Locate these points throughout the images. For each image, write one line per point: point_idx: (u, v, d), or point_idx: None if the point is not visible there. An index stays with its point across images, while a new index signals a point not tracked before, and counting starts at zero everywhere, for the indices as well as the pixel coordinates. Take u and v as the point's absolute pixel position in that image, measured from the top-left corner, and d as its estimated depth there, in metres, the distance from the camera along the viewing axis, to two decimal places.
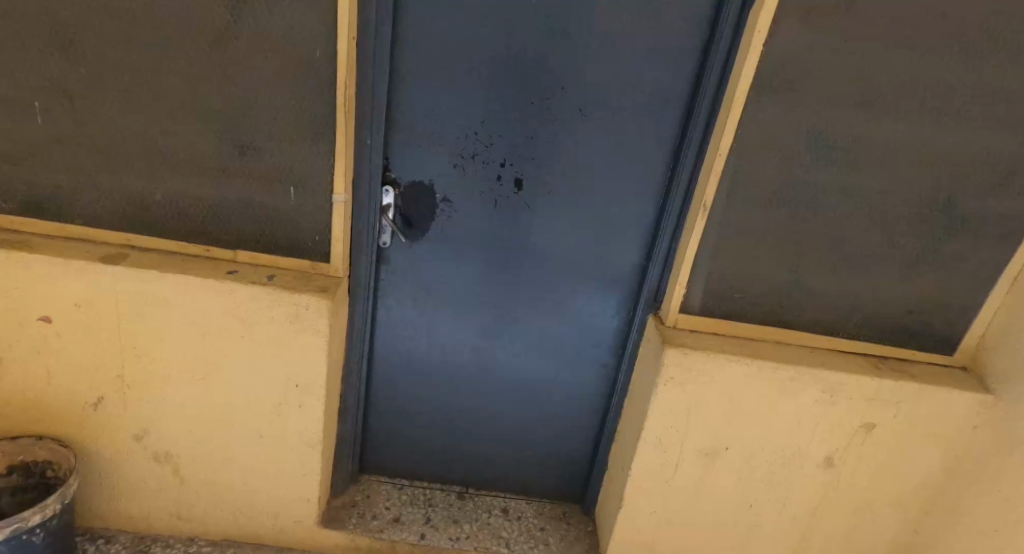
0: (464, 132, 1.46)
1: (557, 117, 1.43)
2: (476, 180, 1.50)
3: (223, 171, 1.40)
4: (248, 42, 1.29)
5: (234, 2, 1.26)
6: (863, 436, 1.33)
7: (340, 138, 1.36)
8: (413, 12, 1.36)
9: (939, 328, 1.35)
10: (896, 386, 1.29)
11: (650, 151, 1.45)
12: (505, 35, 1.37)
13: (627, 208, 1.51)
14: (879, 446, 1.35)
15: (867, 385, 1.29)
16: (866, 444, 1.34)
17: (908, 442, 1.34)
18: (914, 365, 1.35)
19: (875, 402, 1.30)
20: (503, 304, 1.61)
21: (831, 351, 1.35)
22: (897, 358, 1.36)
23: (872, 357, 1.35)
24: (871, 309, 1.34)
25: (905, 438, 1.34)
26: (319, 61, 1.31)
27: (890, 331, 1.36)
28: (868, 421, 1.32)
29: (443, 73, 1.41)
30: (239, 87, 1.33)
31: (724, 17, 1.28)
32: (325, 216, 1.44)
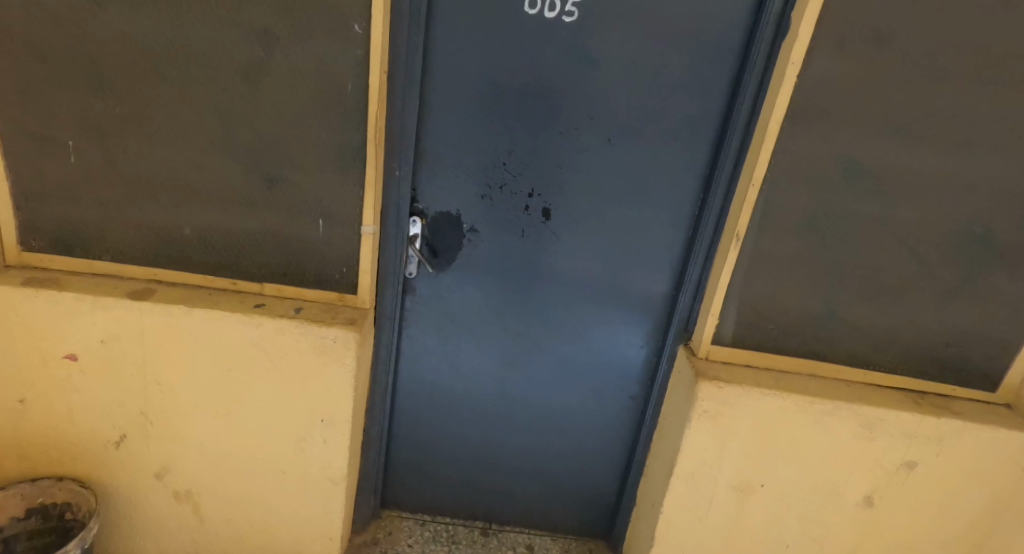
0: (492, 163, 1.47)
1: (585, 147, 1.44)
2: (503, 210, 1.50)
3: (251, 205, 1.41)
4: (282, 77, 1.31)
5: (268, 39, 1.28)
6: (903, 475, 1.31)
7: (370, 169, 1.37)
8: (443, 47, 1.38)
9: (979, 363, 1.33)
10: (937, 423, 1.26)
11: (679, 181, 1.45)
12: (534, 67, 1.38)
13: (655, 239, 1.50)
14: (920, 485, 1.32)
15: (907, 422, 1.26)
16: (906, 483, 1.31)
17: (951, 481, 1.30)
18: (956, 402, 1.32)
19: (916, 439, 1.27)
20: (529, 334, 1.60)
21: (868, 386, 1.33)
22: (937, 394, 1.33)
23: (911, 393, 1.33)
24: (908, 342, 1.32)
25: (949, 477, 1.30)
26: (350, 95, 1.33)
27: (929, 366, 1.33)
28: (909, 459, 1.29)
29: (472, 105, 1.42)
30: (270, 122, 1.35)
31: (755, 49, 1.28)
32: (352, 248, 1.44)
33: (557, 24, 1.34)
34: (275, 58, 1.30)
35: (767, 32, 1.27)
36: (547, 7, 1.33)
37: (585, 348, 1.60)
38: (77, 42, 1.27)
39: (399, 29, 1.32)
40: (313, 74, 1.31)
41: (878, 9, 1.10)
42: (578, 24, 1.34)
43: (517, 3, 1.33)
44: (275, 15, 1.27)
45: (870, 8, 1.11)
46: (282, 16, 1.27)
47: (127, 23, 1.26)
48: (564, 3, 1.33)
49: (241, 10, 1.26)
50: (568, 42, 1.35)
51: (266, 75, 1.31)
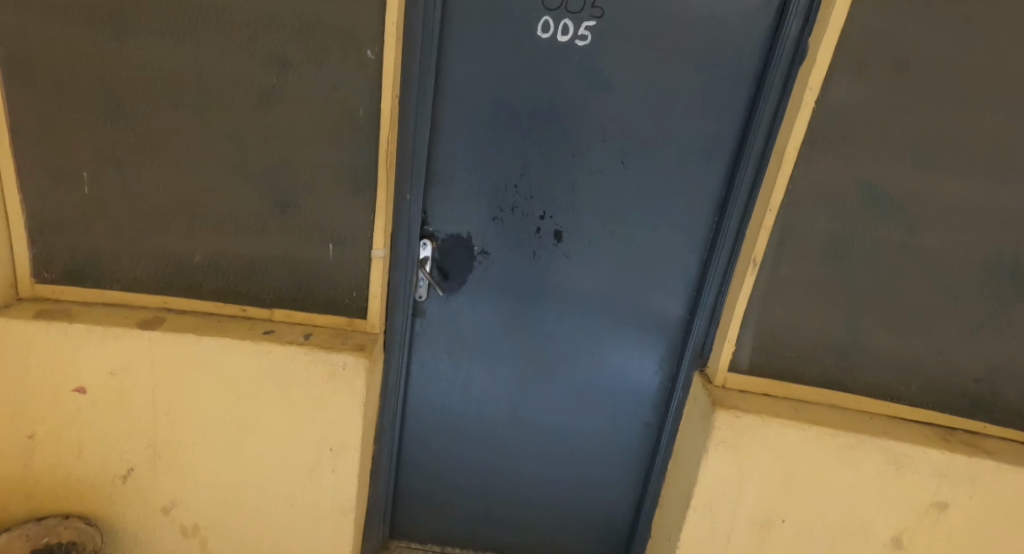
0: (503, 185, 1.45)
1: (598, 169, 1.41)
2: (514, 232, 1.48)
3: (261, 231, 1.39)
4: (295, 104, 1.31)
5: (283, 66, 1.29)
6: (935, 517, 1.25)
7: (380, 193, 1.35)
8: (455, 71, 1.37)
9: (1012, 400, 1.28)
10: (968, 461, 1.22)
11: (694, 204, 1.42)
12: (547, 89, 1.37)
13: (670, 262, 1.47)
14: (953, 529, 1.26)
15: (936, 459, 1.22)
16: (938, 525, 1.26)
17: (985, 522, 1.25)
18: (990, 440, 1.26)
19: (947, 478, 1.23)
20: (541, 357, 1.57)
21: (894, 419, 1.28)
22: (969, 432, 1.28)
23: (939, 428, 1.27)
24: (935, 373, 1.28)
25: (983, 521, 1.24)
26: (362, 119, 1.32)
27: (958, 401, 1.29)
28: (939, 500, 1.24)
29: (484, 127, 1.41)
30: (283, 148, 1.34)
31: (773, 69, 1.25)
32: (362, 272, 1.42)
33: (570, 48, 1.33)
34: (289, 86, 1.30)
35: (784, 55, 1.25)
36: (560, 31, 1.32)
37: (598, 372, 1.57)
38: (97, 74, 1.29)
39: (412, 54, 1.32)
40: (325, 100, 1.31)
41: (896, 36, 1.13)
42: (592, 48, 1.33)
43: (530, 28, 1.32)
44: (291, 43, 1.28)
45: (888, 35, 1.13)
46: (298, 44, 1.28)
47: (148, 55, 1.29)
48: (578, 27, 1.32)
49: (258, 39, 1.28)
50: (582, 65, 1.34)
51: (279, 102, 1.31)
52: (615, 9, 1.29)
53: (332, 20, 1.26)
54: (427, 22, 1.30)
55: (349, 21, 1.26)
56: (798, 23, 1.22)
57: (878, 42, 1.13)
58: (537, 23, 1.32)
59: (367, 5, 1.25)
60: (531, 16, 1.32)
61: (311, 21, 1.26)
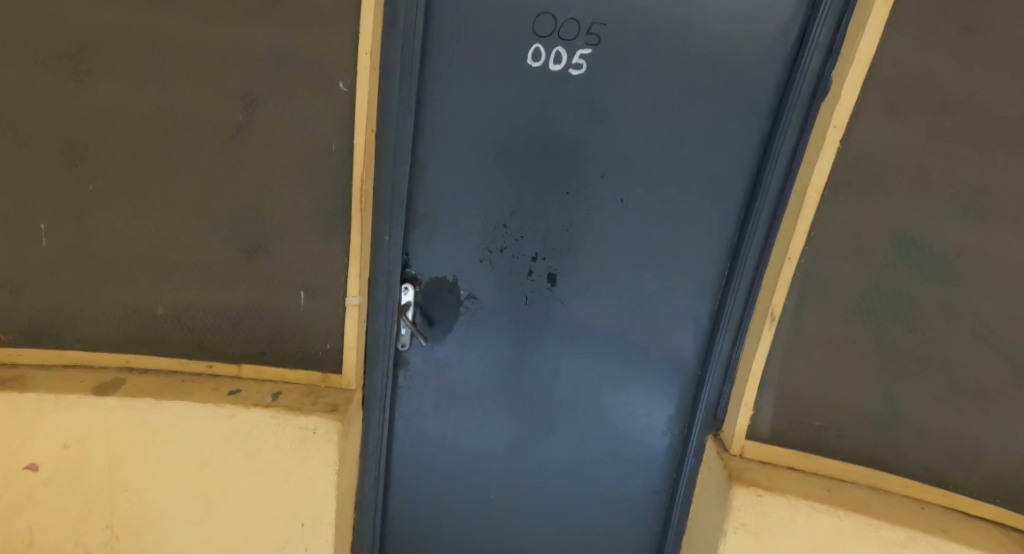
0: (492, 225, 1.31)
1: (595, 209, 1.28)
2: (504, 276, 1.34)
3: (228, 281, 1.27)
4: (262, 144, 1.20)
5: (247, 102, 1.18)
6: None
7: (353, 235, 1.23)
8: (438, 105, 1.24)
9: None
10: None
11: (704, 246, 1.27)
12: (539, 124, 1.24)
13: (678, 309, 1.31)
14: None
15: None
16: None
17: None
18: None
19: None
20: (537, 413, 1.41)
21: (950, 512, 1.10)
22: None
23: (1005, 527, 1.09)
24: (999, 457, 1.11)
25: None
26: (334, 156, 1.20)
27: None
28: None
29: (470, 164, 1.28)
30: (250, 192, 1.23)
31: (793, 97, 1.10)
32: (337, 322, 1.30)
33: (564, 78, 1.21)
34: (256, 125, 1.19)
35: (803, 89, 1.09)
36: (552, 59, 1.20)
37: (600, 431, 1.41)
38: (52, 118, 1.19)
39: (389, 88, 1.20)
40: (295, 138, 1.19)
41: (930, 72, 1.02)
42: (588, 78, 1.20)
43: (520, 57, 1.20)
44: (258, 78, 1.17)
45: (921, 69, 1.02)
46: (263, 78, 1.17)
47: (106, 95, 1.18)
48: (571, 55, 1.19)
49: (221, 76, 1.17)
50: (576, 97, 1.22)
51: (246, 143, 1.20)
52: (612, 36, 1.17)
53: (300, 53, 1.16)
54: (405, 50, 1.18)
55: (321, 55, 1.16)
56: (818, 53, 1.08)
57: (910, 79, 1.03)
58: (527, 51, 1.20)
59: (339, 37, 1.15)
60: (521, 45, 1.19)
61: (279, 55, 1.16)
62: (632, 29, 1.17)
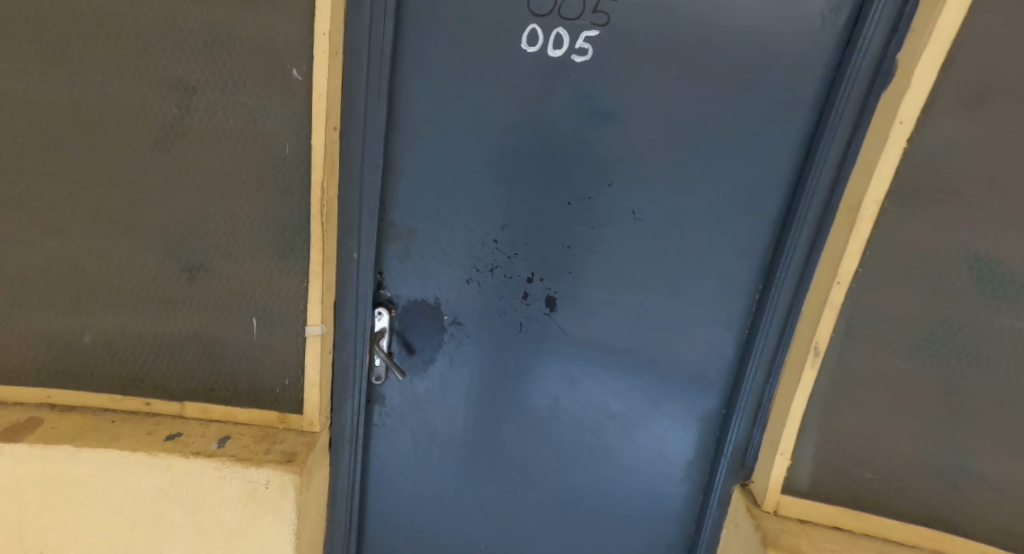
0: (481, 240, 1.12)
1: (602, 221, 1.09)
2: (494, 299, 1.16)
3: (166, 304, 1.07)
4: (204, 141, 1.00)
5: (183, 92, 0.98)
6: None
7: (316, 254, 1.04)
8: (416, 98, 1.05)
9: None
10: None
11: (729, 265, 1.08)
12: (536, 121, 1.05)
13: (698, 339, 1.12)
14: None
15: None
16: None
17: None
18: None
19: None
20: (533, 456, 1.22)
21: None
22: None
23: None
24: None
25: None
26: (289, 158, 1.01)
27: None
28: None
29: (455, 169, 1.09)
30: (192, 200, 1.02)
31: (849, 89, 0.92)
32: (296, 353, 1.10)
33: (565, 66, 1.02)
34: (196, 118, 0.99)
35: (859, 80, 0.92)
36: (552, 43, 1.01)
37: (606, 476, 1.21)
38: None
39: (357, 76, 1.01)
40: (242, 136, 1.00)
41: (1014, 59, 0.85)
42: (593, 65, 1.02)
43: (513, 40, 1.01)
44: (198, 63, 0.97)
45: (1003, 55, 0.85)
46: (203, 63, 0.97)
47: (9, 83, 0.97)
48: (573, 38, 1.01)
49: (153, 60, 0.97)
50: (579, 88, 1.03)
51: (184, 140, 1.00)
52: (622, 16, 0.99)
53: (247, 32, 0.96)
54: (374, 34, 0.99)
55: (273, 34, 0.96)
56: (879, 39, 0.90)
57: (991, 67, 0.86)
58: (522, 34, 1.01)
59: (293, 14, 0.95)
60: (516, 27, 1.01)
61: (222, 35, 0.96)
62: (646, 8, 0.99)
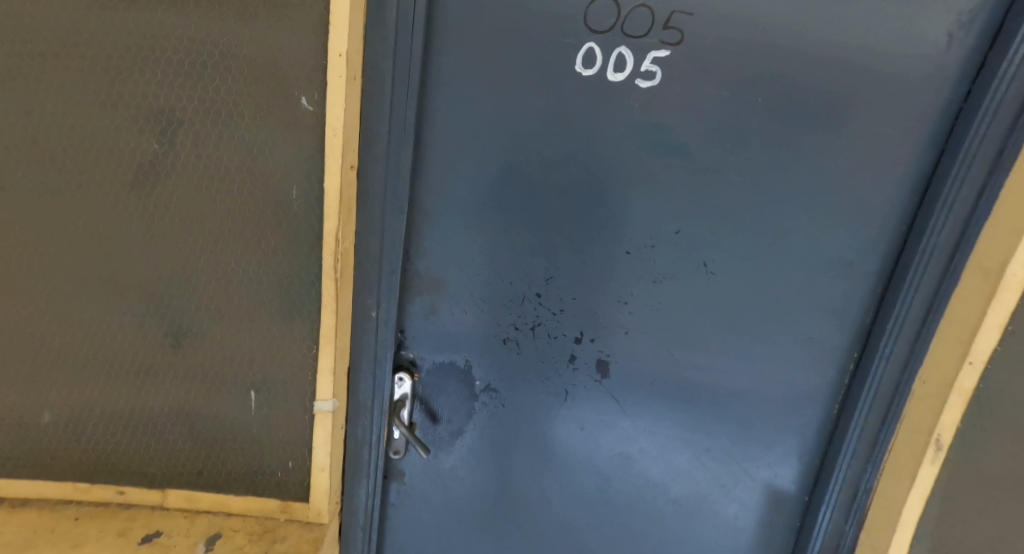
0: (521, 294, 0.95)
1: (668, 274, 0.92)
2: (535, 363, 0.98)
3: (143, 376, 0.89)
4: (190, 183, 0.82)
5: (164, 124, 0.79)
6: None
7: (327, 316, 0.86)
8: (447, 130, 0.87)
9: None
10: None
11: (817, 328, 0.92)
12: (589, 156, 0.88)
13: (776, 411, 0.95)
14: None
15: None
16: None
17: None
18: None
19: None
20: (578, 542, 1.05)
21: None
22: None
23: None
24: None
25: None
26: (295, 204, 0.83)
27: None
28: None
29: (492, 213, 0.91)
30: (177, 251, 0.84)
31: (989, 121, 0.80)
32: (301, 432, 0.92)
33: (628, 92, 0.85)
34: (183, 155, 0.81)
35: (1001, 115, 0.80)
36: (613, 64, 0.84)
37: None
38: None
39: (379, 104, 0.83)
40: (237, 176, 0.81)
41: None
42: (662, 92, 0.85)
43: (568, 60, 0.84)
44: (185, 88, 0.79)
45: None
46: (189, 88, 0.79)
47: None
48: (638, 60, 0.83)
49: (128, 84, 0.78)
50: (644, 118, 0.86)
51: (167, 180, 0.82)
52: (701, 34, 0.82)
53: (244, 52, 0.78)
54: (399, 53, 0.81)
55: (276, 54, 0.78)
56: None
57: None
58: (577, 54, 0.84)
59: (304, 30, 0.78)
60: (573, 44, 0.83)
61: (214, 55, 0.78)
62: (728, 23, 0.82)
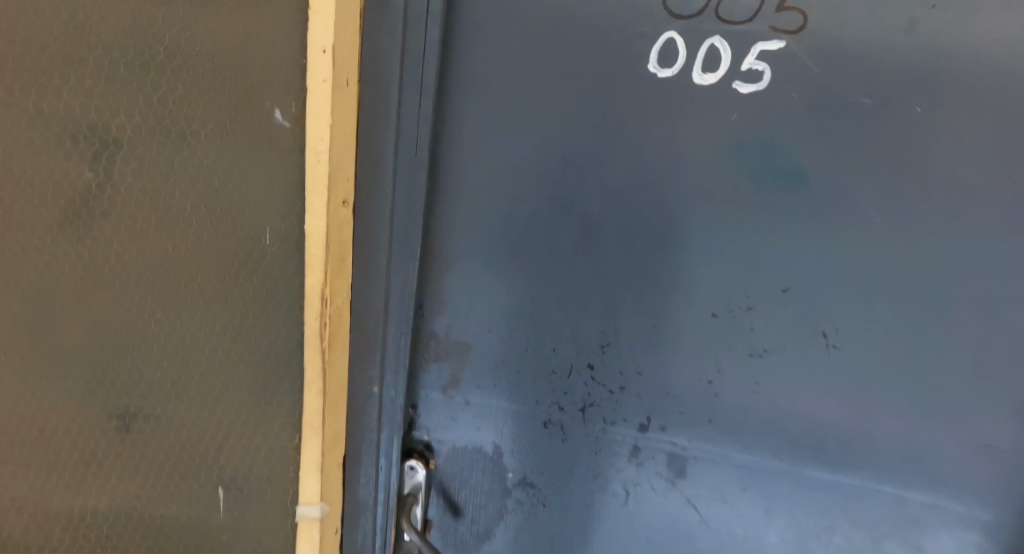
0: (569, 367, 0.72)
1: (774, 348, 0.67)
2: (586, 454, 0.76)
3: (97, 473, 0.55)
4: (145, 212, 0.55)
5: (111, 129, 0.51)
6: None
7: (312, 395, 0.66)
8: (473, 152, 0.67)
9: None
10: None
11: (995, 430, 0.64)
12: (667, 187, 0.65)
13: (928, 541, 0.69)
14: None
15: None
16: None
17: None
18: None
19: None
20: None
21: None
22: None
23: None
24: None
25: None
26: (269, 255, 0.65)
27: None
28: None
29: (532, 259, 0.69)
30: (119, 307, 0.54)
31: None
32: (282, 542, 0.72)
33: (722, 100, 0.61)
34: (134, 174, 0.53)
35: None
36: (702, 60, 0.61)
37: None
38: None
39: (381, 122, 0.61)
40: (200, 210, 0.60)
41: None
42: (772, 100, 0.60)
43: (638, 57, 0.61)
44: (132, 75, 0.52)
45: None
46: (138, 75, 0.52)
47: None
48: (737, 55, 0.60)
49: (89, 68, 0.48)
50: (746, 135, 0.62)
51: (112, 214, 0.52)
52: (832, 14, 0.58)
53: (198, 48, 0.56)
54: (409, 50, 0.59)
55: (241, 61, 0.60)
56: None
57: None
58: (652, 48, 0.61)
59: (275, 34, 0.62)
60: (648, 34, 0.61)
61: (168, 39, 0.54)
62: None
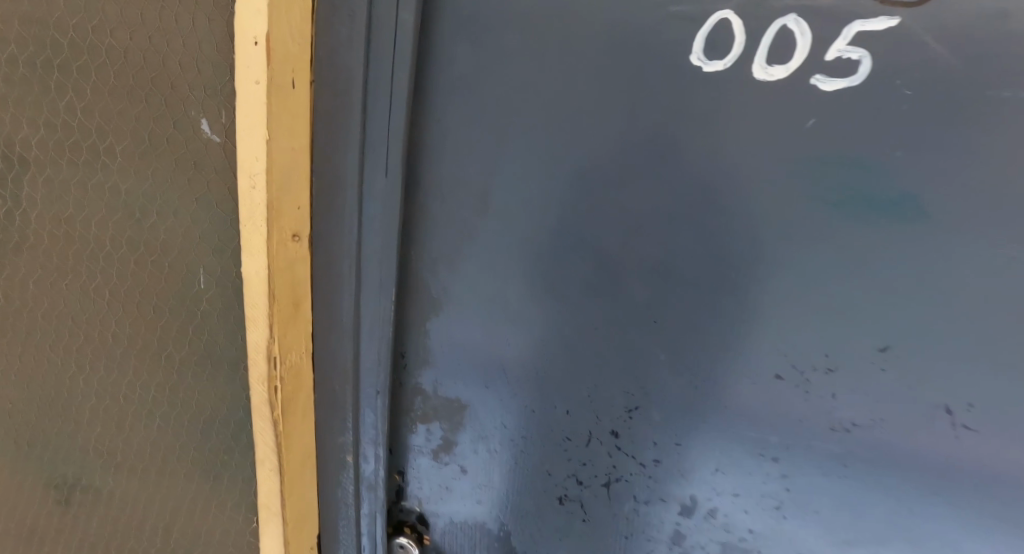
0: (587, 432, 0.57)
1: (868, 423, 0.49)
2: (616, 537, 0.60)
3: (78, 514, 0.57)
4: (80, 250, 0.49)
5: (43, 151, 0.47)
6: None
7: (265, 473, 0.53)
8: (464, 171, 0.53)
9: None
10: None
11: None
12: (716, 215, 0.49)
13: None
14: None
15: None
16: None
17: None
18: None
19: None
20: None
21: None
22: None
23: None
24: None
25: None
26: (207, 303, 0.50)
27: None
28: None
29: (540, 303, 0.55)
30: (69, 346, 0.52)
31: None
32: None
33: (795, 102, 0.45)
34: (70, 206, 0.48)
35: None
36: (769, 48, 0.45)
37: None
38: None
39: (345, 136, 0.48)
40: (131, 250, 0.49)
41: None
42: (866, 99, 0.44)
43: (679, 47, 0.47)
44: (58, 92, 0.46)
45: None
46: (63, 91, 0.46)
47: None
48: (816, 39, 0.44)
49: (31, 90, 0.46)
50: (827, 145, 0.45)
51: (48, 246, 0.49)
52: None
53: (108, 40, 0.44)
54: (376, 46, 0.47)
55: (160, 52, 0.44)
56: None
57: None
58: (698, 33, 0.46)
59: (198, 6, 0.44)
60: (689, 17, 0.46)
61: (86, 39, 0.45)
62: None
